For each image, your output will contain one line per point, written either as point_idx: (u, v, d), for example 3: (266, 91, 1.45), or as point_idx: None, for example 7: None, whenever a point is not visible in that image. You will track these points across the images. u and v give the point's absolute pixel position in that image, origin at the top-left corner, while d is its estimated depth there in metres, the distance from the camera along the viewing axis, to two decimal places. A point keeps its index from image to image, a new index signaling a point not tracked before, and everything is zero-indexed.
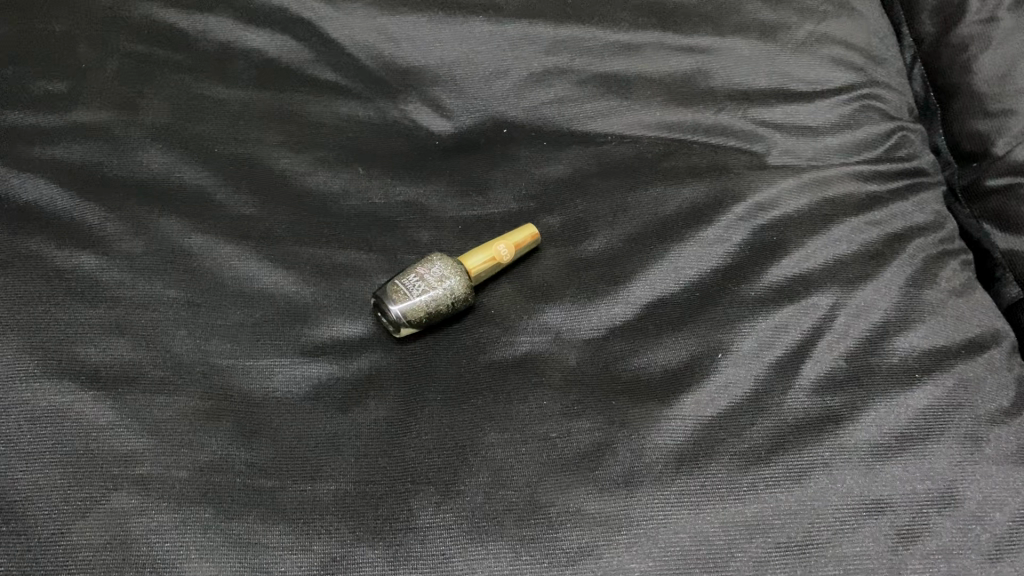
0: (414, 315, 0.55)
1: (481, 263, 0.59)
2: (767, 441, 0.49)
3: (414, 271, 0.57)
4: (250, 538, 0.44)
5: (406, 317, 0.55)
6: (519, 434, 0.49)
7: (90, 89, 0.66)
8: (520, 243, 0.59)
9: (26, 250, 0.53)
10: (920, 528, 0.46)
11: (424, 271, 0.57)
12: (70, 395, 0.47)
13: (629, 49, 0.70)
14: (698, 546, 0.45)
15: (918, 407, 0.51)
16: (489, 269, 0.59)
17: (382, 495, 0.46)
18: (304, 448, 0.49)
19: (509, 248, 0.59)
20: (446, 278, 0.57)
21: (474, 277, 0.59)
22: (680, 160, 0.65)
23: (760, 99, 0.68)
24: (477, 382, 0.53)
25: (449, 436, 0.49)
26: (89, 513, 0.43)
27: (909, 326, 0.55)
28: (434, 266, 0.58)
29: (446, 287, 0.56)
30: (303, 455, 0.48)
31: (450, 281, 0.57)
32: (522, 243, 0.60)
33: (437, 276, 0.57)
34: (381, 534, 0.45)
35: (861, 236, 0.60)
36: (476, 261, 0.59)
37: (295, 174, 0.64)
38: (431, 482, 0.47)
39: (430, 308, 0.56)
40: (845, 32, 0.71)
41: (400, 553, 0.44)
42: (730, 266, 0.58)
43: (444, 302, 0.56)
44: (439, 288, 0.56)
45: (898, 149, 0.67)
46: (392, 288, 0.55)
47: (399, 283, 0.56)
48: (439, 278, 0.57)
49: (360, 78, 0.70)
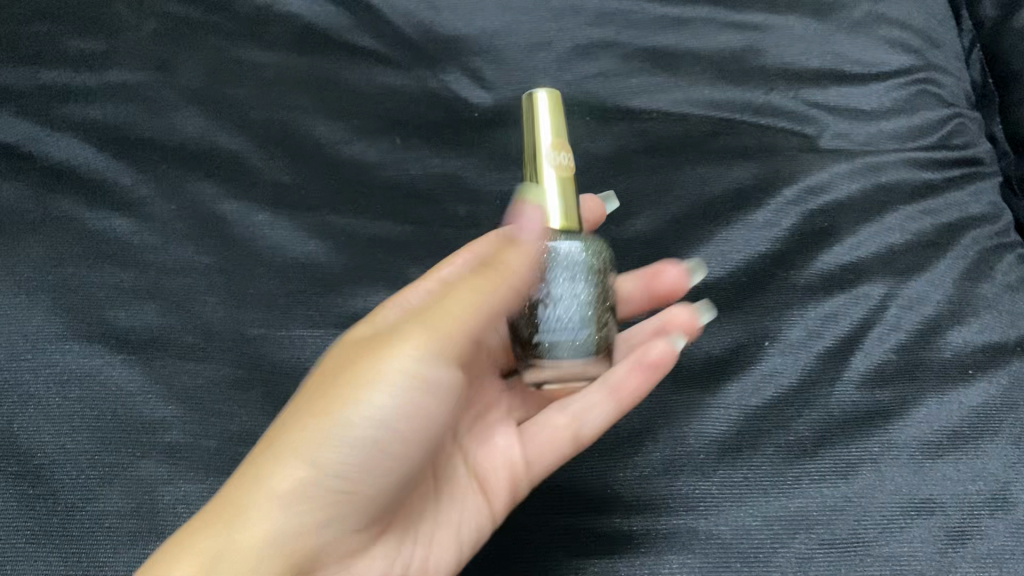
0: (589, 284, 0.43)
1: (563, 186, 0.45)
2: (814, 433, 0.48)
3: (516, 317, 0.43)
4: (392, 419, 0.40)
5: (602, 286, 0.44)
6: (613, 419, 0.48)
7: (123, 47, 0.62)
8: (559, 134, 0.46)
9: (60, 212, 0.56)
10: (969, 529, 0.45)
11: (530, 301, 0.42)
12: (99, 360, 0.50)
13: (679, 23, 0.67)
14: (740, 540, 0.44)
15: (970, 406, 0.49)
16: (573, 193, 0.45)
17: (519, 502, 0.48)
18: (539, 420, 0.49)
19: (560, 144, 0.46)
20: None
21: (575, 212, 0.45)
22: (729, 139, 0.61)
23: (815, 79, 0.64)
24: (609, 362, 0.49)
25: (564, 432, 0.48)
26: (115, 480, 0.46)
27: (962, 320, 0.53)
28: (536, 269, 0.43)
29: (546, 239, 0.43)
30: (618, 413, 0.47)
31: (532, 244, 0.43)
32: (560, 123, 0.46)
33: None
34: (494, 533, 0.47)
35: (914, 225, 0.58)
36: (556, 187, 0.44)
37: (331, 142, 0.61)
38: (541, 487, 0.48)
39: (592, 245, 0.44)
40: (903, 13, 0.68)
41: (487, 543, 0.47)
42: (779, 250, 0.56)
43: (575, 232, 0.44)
44: (560, 256, 0.43)
45: (957, 135, 0.63)
46: (569, 345, 0.42)
47: (581, 338, 0.42)
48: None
49: (399, 47, 0.65)
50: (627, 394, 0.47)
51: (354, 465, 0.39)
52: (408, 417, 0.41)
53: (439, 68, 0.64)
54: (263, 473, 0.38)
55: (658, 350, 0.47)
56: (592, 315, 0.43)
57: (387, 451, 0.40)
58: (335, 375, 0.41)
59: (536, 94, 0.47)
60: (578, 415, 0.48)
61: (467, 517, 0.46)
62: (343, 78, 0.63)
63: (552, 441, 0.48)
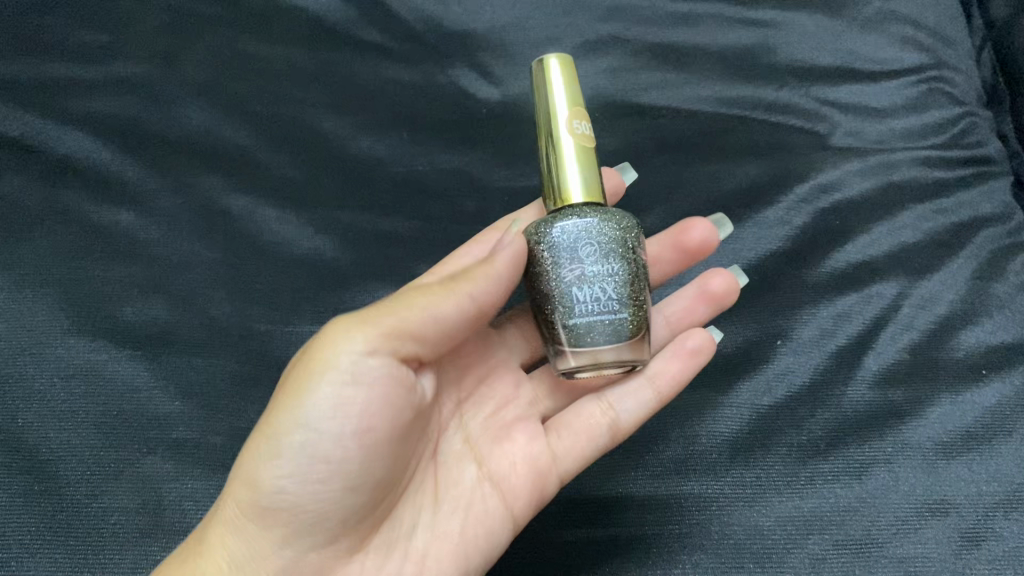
0: (624, 264, 0.43)
1: (580, 155, 0.45)
2: (827, 433, 0.48)
3: (547, 301, 0.43)
4: (340, 418, 0.39)
5: (636, 267, 0.44)
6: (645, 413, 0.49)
7: (130, 40, 0.61)
8: (574, 98, 0.46)
9: (64, 205, 0.55)
10: (984, 531, 0.44)
11: (562, 285, 0.42)
12: (104, 354, 0.50)
13: (689, 19, 0.66)
14: (753, 540, 0.44)
15: (984, 406, 0.49)
16: (592, 160, 0.46)
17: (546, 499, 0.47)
18: (574, 412, 0.49)
19: (575, 110, 0.46)
20: (553, 233, 0.43)
21: (597, 179, 0.45)
22: (740, 135, 0.61)
23: (826, 77, 0.64)
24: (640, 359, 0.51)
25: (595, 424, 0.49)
26: (122, 477, 0.46)
27: (975, 320, 0.52)
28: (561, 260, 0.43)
29: (577, 218, 0.43)
30: (658, 405, 0.48)
31: (563, 222, 0.43)
32: (574, 87, 0.46)
33: (560, 253, 0.43)
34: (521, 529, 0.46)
35: (927, 224, 0.57)
36: (574, 157, 0.45)
37: (338, 137, 0.60)
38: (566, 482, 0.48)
39: (625, 223, 0.44)
40: (915, 10, 0.67)
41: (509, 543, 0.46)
42: (791, 248, 0.56)
43: (603, 207, 0.44)
44: (593, 235, 0.43)
45: (965, 136, 0.62)
46: (604, 327, 0.42)
47: (616, 320, 0.42)
48: (557, 249, 0.43)
49: (408, 41, 0.64)
50: (673, 384, 0.48)
51: (301, 479, 0.39)
52: (357, 419, 0.39)
53: (447, 63, 0.64)
54: (235, 485, 0.40)
55: (697, 340, 0.49)
56: (627, 297, 0.43)
57: (335, 463, 0.39)
58: (288, 381, 0.40)
59: (547, 57, 0.47)
60: (617, 406, 0.48)
61: (470, 518, 0.45)
62: (350, 73, 0.63)
63: (588, 431, 0.47)
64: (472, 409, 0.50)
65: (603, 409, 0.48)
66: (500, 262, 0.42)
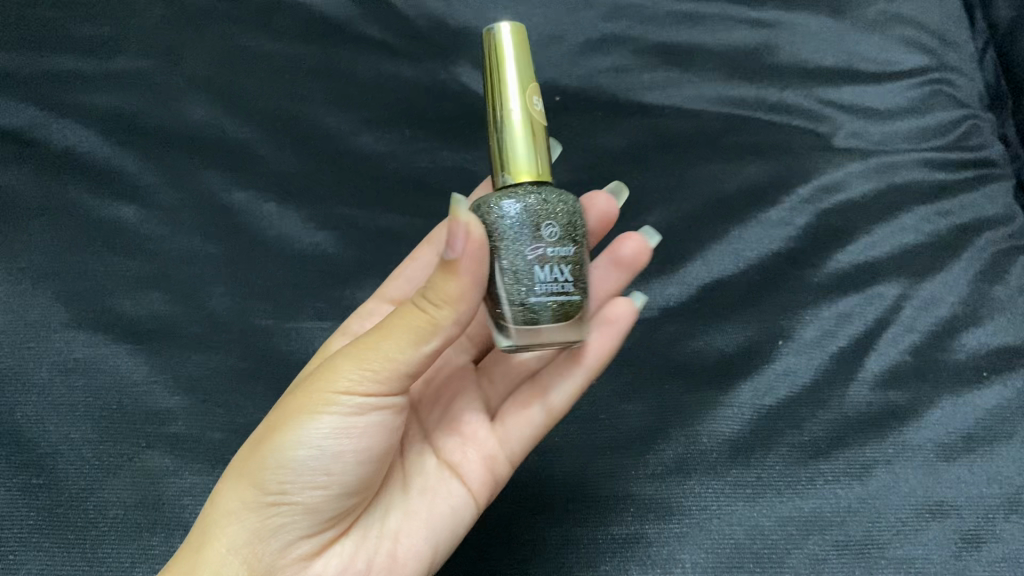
0: (578, 246, 0.40)
1: (525, 133, 0.41)
2: (828, 433, 0.48)
3: (499, 276, 0.39)
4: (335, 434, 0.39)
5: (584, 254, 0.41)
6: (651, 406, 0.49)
7: (130, 33, 0.60)
8: (525, 69, 0.42)
9: (64, 199, 0.54)
10: (985, 533, 0.44)
11: (522, 261, 0.39)
12: (104, 349, 0.49)
13: (691, 19, 0.66)
14: (754, 540, 0.44)
15: (984, 408, 0.49)
16: (540, 139, 0.42)
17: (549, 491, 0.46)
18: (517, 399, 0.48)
19: (526, 84, 0.42)
20: (513, 210, 0.39)
21: (541, 159, 0.41)
22: (742, 135, 0.61)
23: (829, 78, 0.64)
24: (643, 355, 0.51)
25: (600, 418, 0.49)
26: (120, 471, 0.45)
27: (977, 322, 0.52)
28: (520, 235, 0.39)
29: (534, 197, 0.40)
30: (586, 380, 0.47)
31: (522, 199, 0.40)
32: (525, 57, 0.42)
33: (520, 230, 0.39)
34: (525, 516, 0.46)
35: (929, 226, 0.57)
36: (519, 136, 0.41)
37: (339, 133, 0.60)
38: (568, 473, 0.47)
39: (578, 206, 0.41)
40: (918, 12, 0.67)
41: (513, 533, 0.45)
42: (793, 248, 0.56)
43: (552, 189, 0.41)
44: (552, 213, 0.40)
45: (969, 138, 0.61)
46: (559, 308, 0.39)
47: (570, 301, 0.39)
48: (518, 224, 0.39)
49: (409, 38, 0.64)
50: (595, 360, 0.47)
51: (300, 486, 0.39)
52: (358, 440, 0.40)
53: (448, 61, 0.64)
54: (237, 486, 0.40)
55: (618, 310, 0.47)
56: (580, 280, 0.40)
57: (335, 475, 0.40)
58: (295, 399, 0.40)
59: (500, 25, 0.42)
60: (546, 389, 0.47)
61: (436, 500, 0.45)
62: (351, 68, 0.62)
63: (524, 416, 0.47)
64: (427, 402, 0.50)
65: (532, 394, 0.48)
66: (465, 271, 0.36)
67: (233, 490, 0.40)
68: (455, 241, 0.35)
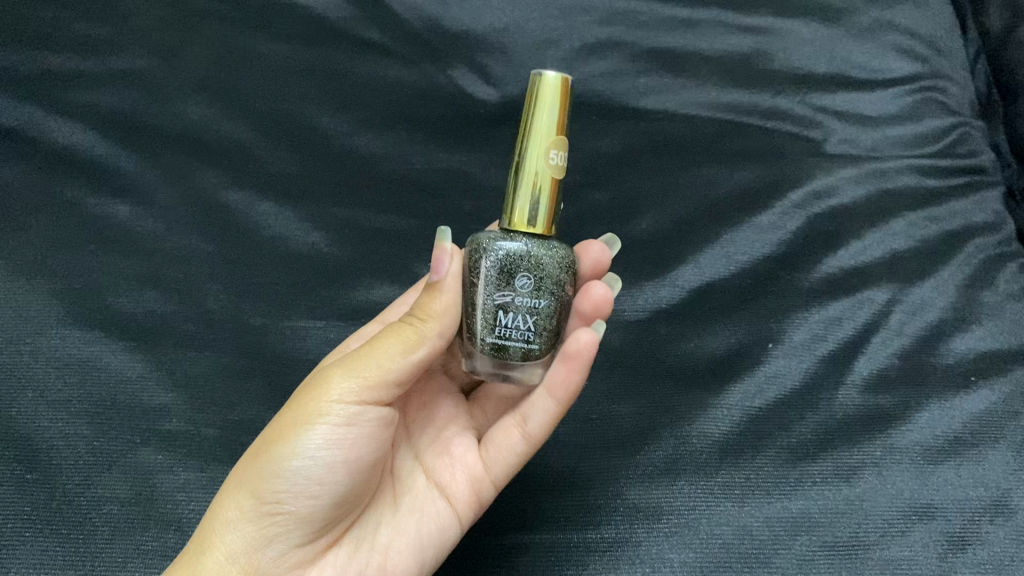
0: (552, 298, 0.42)
1: (546, 187, 0.42)
2: (816, 436, 0.48)
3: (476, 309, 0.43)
4: (327, 445, 0.40)
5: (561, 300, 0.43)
6: (644, 404, 0.50)
7: (127, 34, 0.60)
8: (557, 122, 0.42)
9: (62, 197, 0.55)
10: (970, 535, 0.45)
11: (491, 300, 0.42)
12: (99, 345, 0.50)
13: (688, 23, 0.66)
14: (742, 540, 0.44)
15: (971, 413, 0.49)
16: (554, 194, 0.42)
17: (543, 486, 0.47)
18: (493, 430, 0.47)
19: (551, 137, 0.42)
20: (500, 251, 0.42)
21: (549, 214, 0.42)
22: (735, 140, 0.61)
23: (822, 85, 0.64)
24: (637, 358, 0.52)
25: (590, 416, 0.49)
26: (114, 467, 0.46)
27: (965, 327, 0.53)
28: (499, 278, 0.42)
29: (523, 240, 0.42)
30: (562, 407, 0.45)
31: (511, 242, 0.42)
32: (559, 111, 0.42)
33: (498, 273, 0.42)
34: (520, 515, 0.46)
35: (918, 232, 0.58)
36: (530, 186, 0.42)
37: (336, 134, 0.60)
38: (559, 471, 0.48)
39: (565, 258, 0.43)
40: (911, 20, 0.67)
41: (505, 524, 0.46)
42: (784, 252, 0.56)
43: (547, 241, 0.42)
44: (534, 264, 0.41)
45: (959, 146, 0.62)
46: (514, 354, 0.42)
47: (527, 349, 0.42)
48: (497, 267, 0.42)
49: (407, 41, 0.64)
50: (562, 392, 0.44)
51: (293, 496, 0.40)
52: (348, 451, 0.41)
53: (446, 61, 0.64)
54: (229, 497, 0.40)
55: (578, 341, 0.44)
56: (543, 328, 0.42)
57: (327, 485, 0.40)
58: (288, 410, 0.42)
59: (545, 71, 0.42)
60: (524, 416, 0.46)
61: (424, 519, 0.45)
62: (348, 69, 0.62)
63: (504, 442, 0.46)
64: (416, 420, 0.50)
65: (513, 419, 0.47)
66: (448, 288, 0.43)
67: (225, 501, 0.40)
68: (441, 263, 0.42)
